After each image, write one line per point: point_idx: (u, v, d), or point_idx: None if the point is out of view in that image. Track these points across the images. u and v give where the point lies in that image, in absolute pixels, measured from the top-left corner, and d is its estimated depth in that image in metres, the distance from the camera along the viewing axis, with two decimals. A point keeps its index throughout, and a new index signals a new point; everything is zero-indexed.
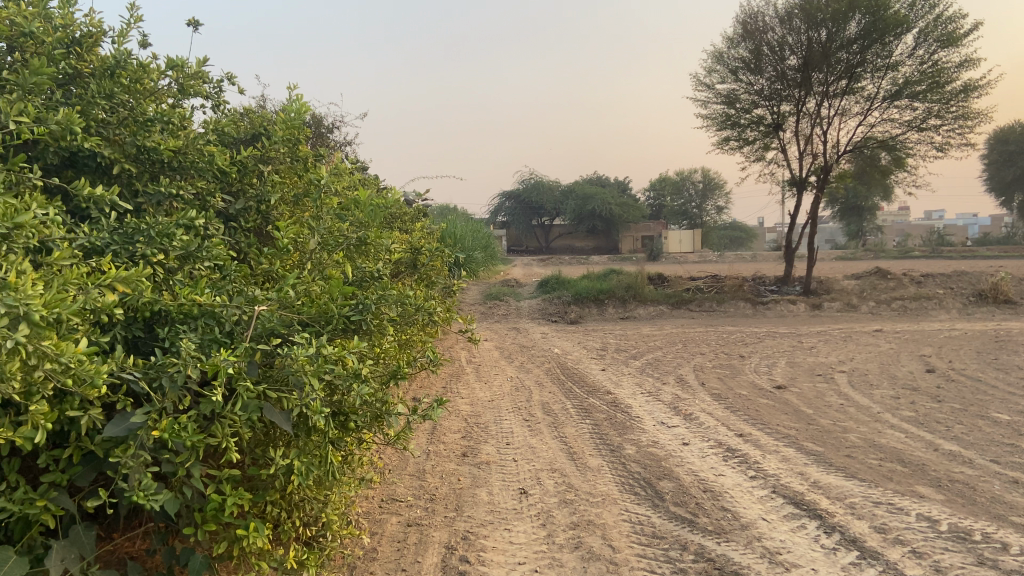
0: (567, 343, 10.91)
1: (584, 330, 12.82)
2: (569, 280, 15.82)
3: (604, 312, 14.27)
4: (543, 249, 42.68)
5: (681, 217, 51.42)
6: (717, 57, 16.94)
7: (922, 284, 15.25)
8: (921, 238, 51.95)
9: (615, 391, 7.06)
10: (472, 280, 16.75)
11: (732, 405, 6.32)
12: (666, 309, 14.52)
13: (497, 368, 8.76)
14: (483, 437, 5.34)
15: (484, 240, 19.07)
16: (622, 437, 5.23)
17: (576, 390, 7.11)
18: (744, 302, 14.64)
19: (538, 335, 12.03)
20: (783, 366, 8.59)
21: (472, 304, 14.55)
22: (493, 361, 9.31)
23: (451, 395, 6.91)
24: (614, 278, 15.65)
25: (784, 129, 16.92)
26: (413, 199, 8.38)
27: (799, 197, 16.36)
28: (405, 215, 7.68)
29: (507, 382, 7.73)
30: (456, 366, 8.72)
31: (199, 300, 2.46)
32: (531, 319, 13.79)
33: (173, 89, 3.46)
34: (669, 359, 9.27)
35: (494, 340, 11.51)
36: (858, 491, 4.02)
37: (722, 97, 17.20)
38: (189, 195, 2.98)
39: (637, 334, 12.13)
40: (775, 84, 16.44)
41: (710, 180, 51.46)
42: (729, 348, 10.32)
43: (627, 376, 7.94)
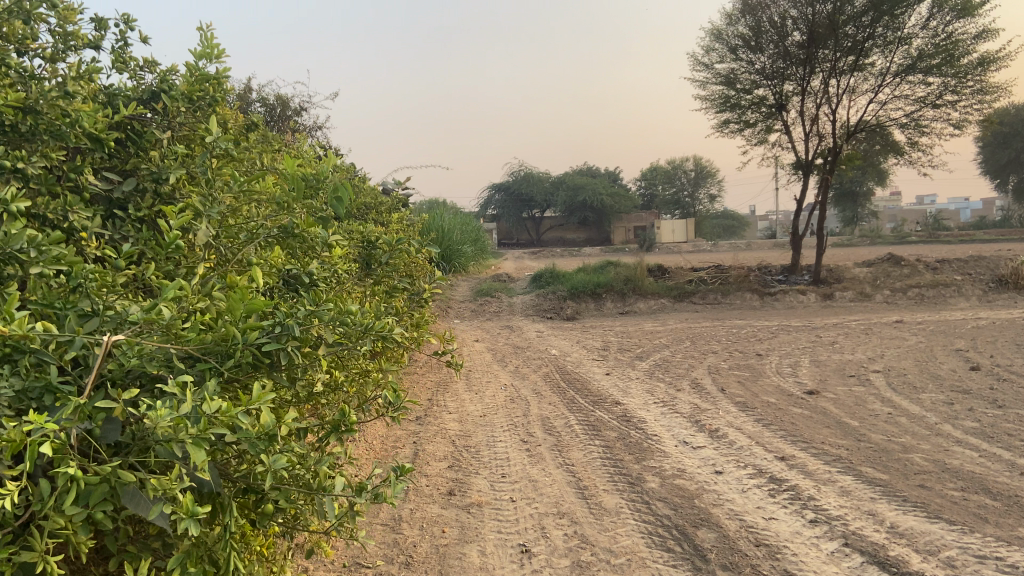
0: (565, 343, 10.05)
1: (583, 328, 11.95)
2: (564, 273, 14.94)
3: (602, 308, 13.43)
4: (534, 241, 41.76)
5: (674, 207, 50.60)
6: (716, 35, 16.10)
7: (938, 270, 14.43)
8: (917, 223, 51.28)
9: (624, 400, 6.19)
10: (461, 276, 15.86)
11: (762, 417, 5.46)
12: (669, 303, 13.67)
13: (489, 374, 7.89)
14: (474, 467, 4.45)
15: (473, 233, 18.12)
16: (641, 463, 4.36)
17: (579, 401, 6.24)
18: (751, 293, 13.80)
19: (533, 334, 11.17)
20: (808, 365, 7.75)
21: (461, 302, 13.63)
22: (485, 366, 8.43)
23: (437, 412, 6.00)
24: (612, 270, 14.78)
25: (787, 109, 16.05)
26: (392, 188, 7.47)
27: (805, 181, 15.51)
28: (381, 205, 6.78)
29: (501, 391, 6.86)
30: (442, 373, 7.82)
31: (13, 328, 1.54)
32: (525, 317, 12.90)
33: (40, 33, 2.55)
34: (679, 359, 8.41)
35: (485, 341, 10.61)
36: (953, 541, 3.18)
37: (722, 77, 16.35)
38: (39, 168, 2.06)
39: (640, 330, 11.28)
40: (778, 63, 15.58)
41: (702, 168, 50.59)
42: (743, 344, 9.47)
43: (636, 382, 7.08)
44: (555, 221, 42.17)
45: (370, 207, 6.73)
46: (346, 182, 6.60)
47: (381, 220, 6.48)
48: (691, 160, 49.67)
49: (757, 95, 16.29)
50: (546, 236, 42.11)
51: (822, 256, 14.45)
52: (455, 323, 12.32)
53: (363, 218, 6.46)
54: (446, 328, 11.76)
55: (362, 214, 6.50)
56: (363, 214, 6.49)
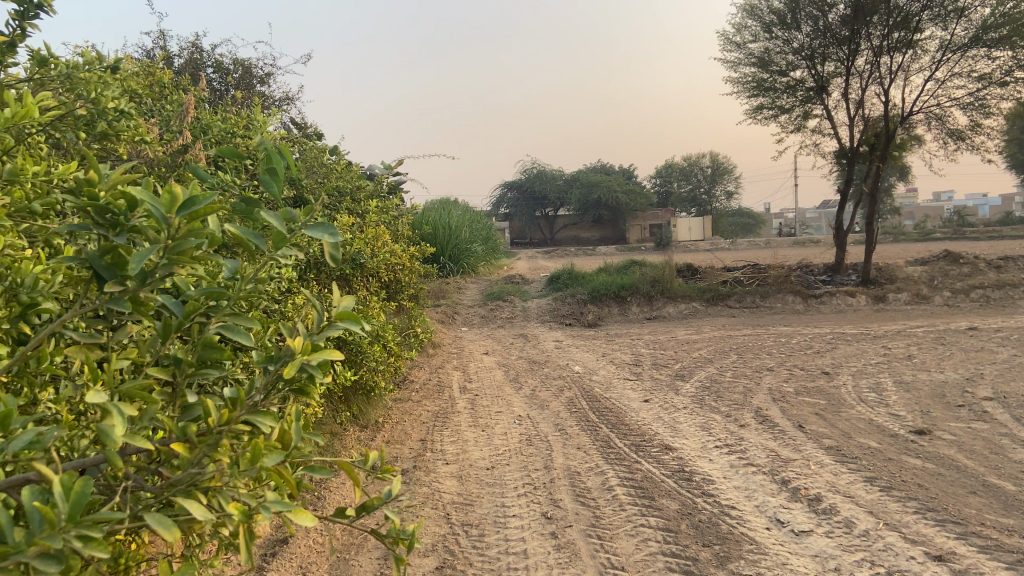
0: (588, 356, 8.61)
1: (605, 337, 10.50)
2: (582, 274, 13.48)
3: (626, 314, 11.99)
4: (547, 241, 40.25)
5: (690, 204, 49.05)
6: (748, 11, 14.70)
7: (1002, 269, 12.87)
8: (942, 222, 49.34)
9: (675, 443, 4.72)
10: (470, 277, 14.42)
11: (876, 476, 3.99)
12: (701, 307, 12.18)
13: (501, 399, 6.46)
14: (472, 571, 2.97)
15: (482, 231, 16.65)
16: (727, 567, 2.89)
17: (618, 442, 4.79)
18: (794, 295, 12.30)
19: (550, 345, 9.74)
20: (896, 388, 6.25)
21: (469, 307, 12.18)
22: (495, 388, 6.99)
23: (430, 463, 4.53)
24: (636, 270, 13.31)
25: (828, 91, 14.59)
26: (378, 174, 6.06)
27: (849, 170, 14.00)
28: (361, 190, 5.35)
29: (514, 426, 5.43)
30: (443, 402, 6.37)
31: None
32: (541, 324, 11.46)
33: None
34: (730, 378, 6.92)
35: (496, 353, 9.18)
36: None
37: (754, 58, 14.94)
38: None
39: (673, 341, 9.80)
40: (815, 41, 14.19)
41: (717, 164, 48.87)
42: (802, 358, 7.98)
43: (685, 412, 5.63)
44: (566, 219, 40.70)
45: (343, 192, 5.26)
46: (314, 164, 5.15)
47: (353, 207, 5.02)
48: (707, 156, 48.12)
49: (793, 77, 14.88)
50: (558, 235, 40.61)
51: (871, 253, 12.90)
52: (462, 332, 10.89)
53: (332, 207, 5.00)
54: (452, 338, 10.34)
55: (333, 201, 5.05)
56: (335, 201, 5.04)
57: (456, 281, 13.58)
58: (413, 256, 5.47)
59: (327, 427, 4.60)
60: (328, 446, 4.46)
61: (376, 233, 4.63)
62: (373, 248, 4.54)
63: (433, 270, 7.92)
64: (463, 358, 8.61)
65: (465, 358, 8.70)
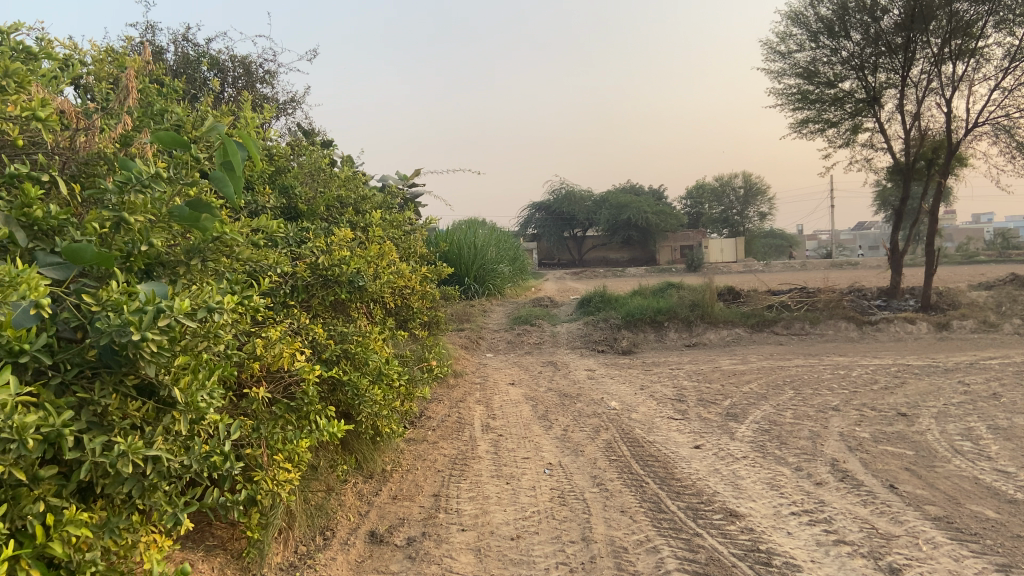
0: (626, 389, 7.79)
1: (643, 366, 9.67)
2: (616, 297, 12.65)
3: (663, 340, 11.15)
4: (576, 262, 39.41)
5: (723, 225, 47.97)
6: (793, 19, 13.90)
7: None
8: (987, 244, 47.59)
9: (742, 507, 3.88)
10: (496, 299, 13.65)
11: (1010, 564, 3.13)
12: (745, 334, 11.29)
13: (528, 441, 5.66)
14: None
15: (509, 252, 15.91)
16: None
17: (670, 503, 3.97)
18: (847, 322, 11.37)
19: (583, 375, 8.92)
20: (993, 436, 5.34)
21: (494, 331, 11.41)
22: (521, 426, 6.19)
23: (442, 529, 3.72)
24: (674, 292, 12.45)
25: (881, 103, 13.68)
26: (390, 185, 5.34)
27: (905, 187, 13.04)
28: (367, 202, 4.62)
29: (543, 478, 4.62)
30: (462, 444, 5.57)
31: None
32: (573, 351, 10.64)
33: None
34: (791, 420, 6.05)
35: (523, 383, 8.40)
36: None
37: (799, 69, 14.10)
38: None
39: (719, 372, 8.93)
40: (866, 50, 13.32)
41: (750, 185, 47.72)
42: (869, 394, 7.06)
43: (745, 463, 4.78)
44: (596, 240, 39.87)
45: (346, 204, 4.51)
46: (314, 171, 4.43)
47: (354, 219, 4.25)
48: (741, 176, 47.08)
49: (842, 88, 14.00)
50: (587, 256, 39.78)
51: (931, 277, 11.90)
52: (487, 359, 10.11)
53: (332, 219, 4.26)
54: (476, 365, 9.56)
55: (332, 212, 4.30)
56: (335, 211, 4.30)
57: (481, 303, 12.82)
58: (427, 277, 4.70)
59: (318, 483, 3.81)
60: (318, 506, 3.69)
61: (380, 247, 3.87)
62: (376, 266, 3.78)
63: (454, 292, 7.15)
64: (488, 390, 7.82)
65: (488, 389, 7.93)
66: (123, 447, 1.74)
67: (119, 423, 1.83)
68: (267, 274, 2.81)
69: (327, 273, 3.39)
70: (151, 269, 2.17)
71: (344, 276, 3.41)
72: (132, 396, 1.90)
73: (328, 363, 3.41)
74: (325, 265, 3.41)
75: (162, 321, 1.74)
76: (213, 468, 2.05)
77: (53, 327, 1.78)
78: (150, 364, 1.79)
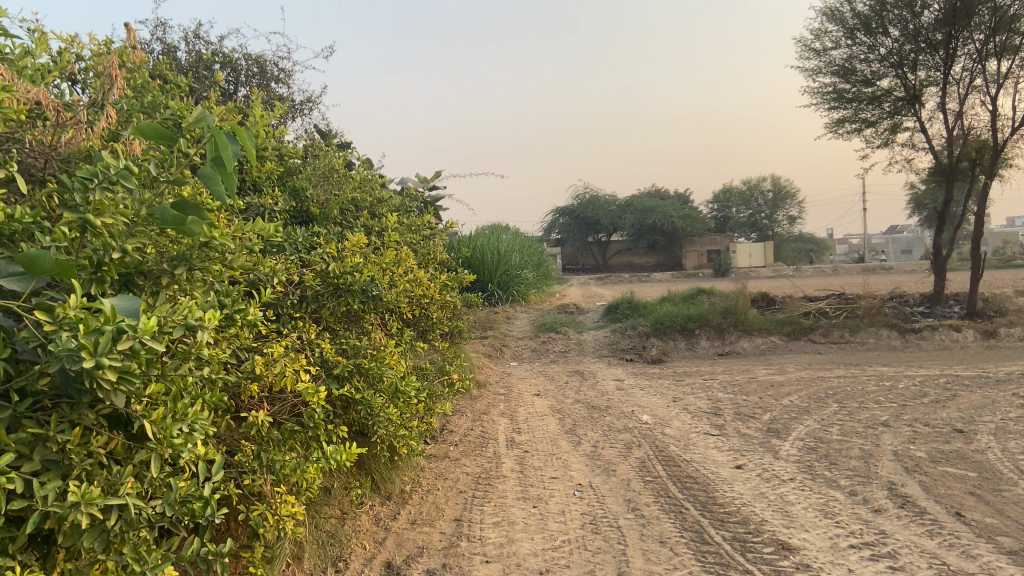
0: (658, 401, 7.43)
1: (674, 376, 9.31)
2: (644, 303, 12.28)
3: (695, 349, 10.77)
4: (602, 267, 38.98)
5: (751, 230, 47.27)
6: (828, 16, 13.45)
7: None
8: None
9: (796, 538, 3.53)
10: (521, 306, 13.33)
11: None
12: (780, 342, 10.87)
13: (557, 458, 5.34)
14: None
15: (534, 257, 15.59)
16: None
17: (715, 533, 3.62)
18: (888, 330, 10.91)
19: (612, 386, 8.58)
20: None
21: (519, 338, 11.09)
22: (548, 441, 5.87)
23: (464, 560, 3.40)
24: (705, 299, 12.05)
25: (921, 101, 13.19)
26: (410, 188, 5.06)
27: (947, 189, 12.54)
28: (385, 205, 4.34)
29: (574, 501, 4.29)
30: (486, 461, 5.25)
31: None
32: (600, 359, 10.29)
33: None
34: (837, 437, 5.67)
35: (549, 394, 8.07)
36: None
37: (834, 67, 13.65)
38: None
39: (755, 383, 8.54)
40: (905, 47, 12.85)
41: (779, 189, 46.99)
42: (919, 408, 6.65)
43: (793, 487, 4.41)
44: (622, 245, 39.42)
45: (362, 207, 4.23)
46: (328, 172, 4.15)
47: (369, 223, 3.96)
48: (770, 180, 46.39)
49: (880, 87, 13.53)
50: (612, 261, 39.33)
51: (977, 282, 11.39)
52: (512, 368, 9.78)
53: (346, 223, 3.98)
54: (499, 375, 9.24)
55: (346, 215, 4.02)
56: (349, 214, 4.02)
57: (506, 310, 12.50)
58: (447, 285, 4.40)
59: (330, 509, 3.51)
60: (330, 534, 3.40)
61: (396, 253, 3.58)
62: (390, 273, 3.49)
63: (478, 300, 6.85)
64: (512, 401, 7.50)
65: (513, 400, 7.61)
66: (77, 497, 1.43)
67: (79, 464, 1.53)
68: (267, 284, 2.53)
69: (337, 282, 3.10)
70: (129, 279, 1.88)
71: (355, 285, 3.12)
72: (96, 430, 1.60)
73: (339, 380, 3.12)
74: (335, 273, 3.12)
75: (123, 344, 1.43)
76: (195, 513, 1.75)
77: (6, 348, 1.48)
78: (117, 395, 1.48)
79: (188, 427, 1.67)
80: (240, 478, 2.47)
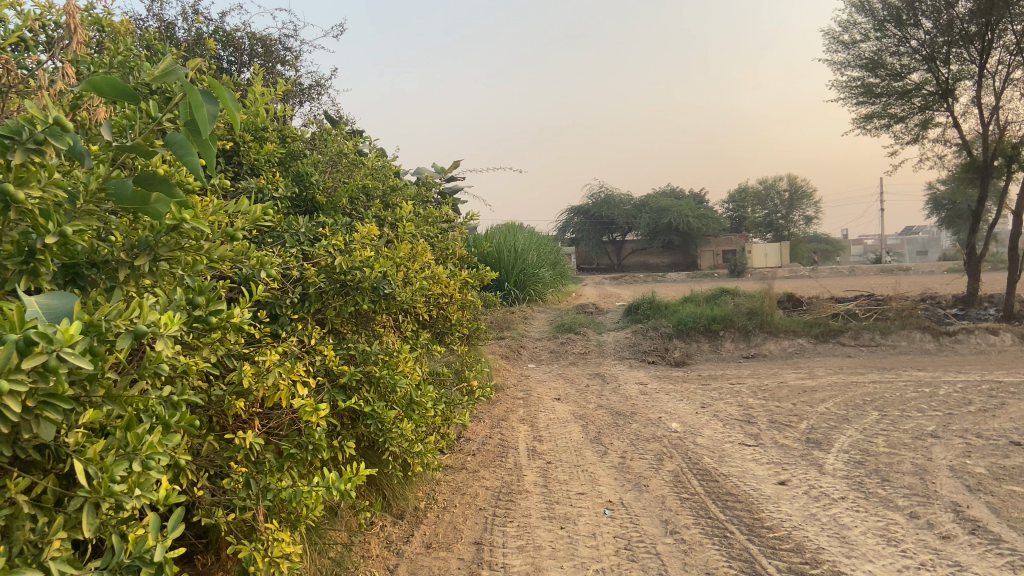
0: (686, 407, 7.02)
1: (699, 380, 8.89)
2: (665, 303, 11.85)
3: (719, 351, 10.34)
4: (616, 266, 38.49)
5: (767, 230, 46.64)
6: (857, 7, 12.99)
7: None
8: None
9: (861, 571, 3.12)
10: (537, 305, 12.92)
11: None
12: (808, 345, 10.42)
13: (582, 470, 4.94)
14: None
15: (550, 256, 15.16)
16: None
17: (768, 563, 3.22)
18: (921, 333, 10.44)
19: (635, 390, 8.16)
20: None
21: (536, 339, 10.70)
22: (572, 451, 5.47)
23: None
24: (729, 299, 11.62)
25: (954, 95, 12.70)
26: (426, 177, 4.67)
27: (982, 186, 12.04)
28: (398, 195, 3.95)
29: (605, 521, 3.89)
30: (506, 473, 4.86)
31: None
32: (621, 362, 9.89)
33: None
34: (885, 450, 5.24)
35: (570, 399, 7.67)
36: None
37: (863, 60, 13.19)
38: None
39: (787, 388, 8.11)
40: (937, 39, 12.37)
41: (796, 189, 46.33)
42: (968, 418, 6.21)
43: (847, 507, 4.00)
44: (636, 245, 38.93)
45: (373, 196, 3.84)
46: (336, 158, 3.77)
47: (380, 212, 3.55)
48: (787, 179, 45.77)
49: (910, 81, 13.04)
50: (627, 261, 38.85)
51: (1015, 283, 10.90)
52: (529, 370, 9.40)
53: (355, 212, 3.58)
54: (517, 377, 8.86)
55: (354, 204, 3.62)
56: (359, 202, 3.63)
57: (522, 310, 12.12)
58: (467, 283, 3.98)
59: (335, 534, 3.14)
60: (337, 562, 3.02)
61: (412, 247, 3.17)
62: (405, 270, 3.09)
63: (496, 299, 6.47)
64: (532, 406, 7.10)
65: (533, 405, 7.22)
66: None
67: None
68: (258, 279, 2.16)
69: (344, 278, 2.72)
70: (79, 271, 1.57)
71: (365, 282, 2.73)
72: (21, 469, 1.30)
73: (346, 393, 2.74)
74: (342, 268, 2.75)
75: (32, 361, 1.10)
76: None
77: None
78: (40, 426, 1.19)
79: (142, 465, 1.34)
80: (227, 510, 2.10)
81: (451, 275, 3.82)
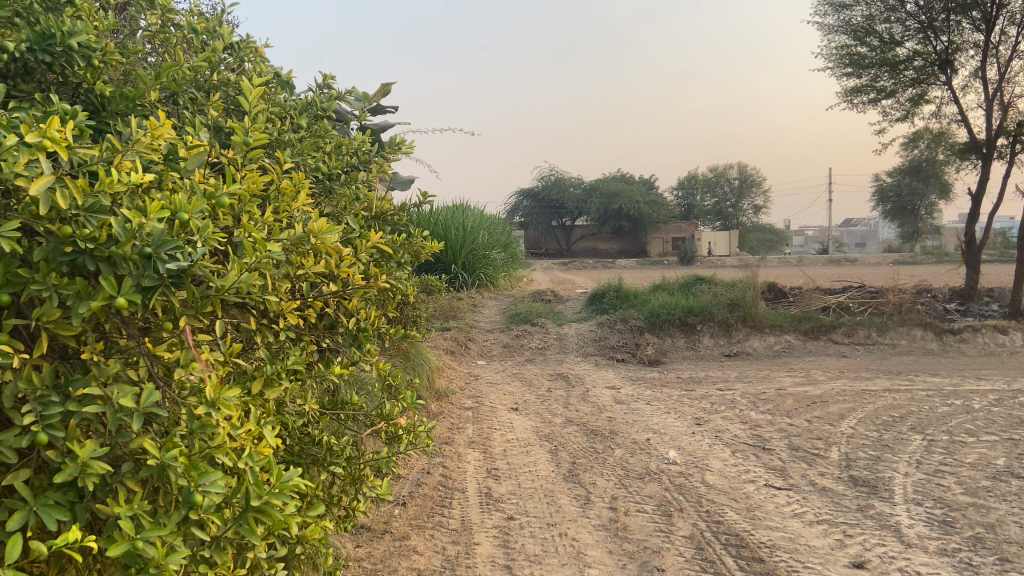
0: (678, 426, 5.55)
1: (681, 384, 7.45)
2: (633, 291, 10.38)
3: (697, 348, 8.94)
4: (564, 252, 37.12)
5: (716, 218, 45.86)
6: None
7: None
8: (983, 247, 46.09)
9: None
10: (485, 291, 11.28)
11: None
12: (798, 343, 9.10)
13: (561, 534, 3.39)
14: None
15: (501, 237, 13.55)
16: None
17: None
18: (923, 330, 9.24)
19: (608, 398, 6.66)
20: None
21: (486, 331, 9.12)
22: (541, 497, 3.92)
23: None
24: (705, 288, 10.22)
25: (951, 68, 11.50)
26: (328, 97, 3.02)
27: (982, 168, 10.87)
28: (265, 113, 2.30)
29: None
30: (448, 543, 3.27)
31: None
32: (586, 360, 8.39)
33: None
34: (970, 501, 3.86)
35: (531, 409, 6.13)
36: None
37: (851, 27, 11.94)
38: None
39: (787, 397, 6.72)
40: (935, 5, 11.16)
41: (745, 176, 45.50)
42: None
43: None
44: (585, 231, 37.55)
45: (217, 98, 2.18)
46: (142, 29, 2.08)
47: (211, 115, 1.94)
48: (738, 167, 45.01)
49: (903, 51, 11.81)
50: (575, 246, 37.50)
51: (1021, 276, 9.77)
52: (478, 369, 7.82)
53: (172, 126, 1.93)
54: (464, 379, 7.26)
55: (167, 103, 2.02)
56: (182, 107, 2.00)
57: (471, 297, 10.50)
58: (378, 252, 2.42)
59: None
60: None
61: (259, 178, 1.59)
62: (235, 221, 1.53)
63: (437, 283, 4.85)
64: (483, 422, 5.52)
65: (483, 419, 5.64)
66: None
67: None
68: None
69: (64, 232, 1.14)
70: None
71: (124, 237, 1.17)
72: None
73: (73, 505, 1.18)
74: (61, 212, 1.17)
75: None
76: None
77: None
78: None
79: None
80: None
81: (346, 238, 2.23)
